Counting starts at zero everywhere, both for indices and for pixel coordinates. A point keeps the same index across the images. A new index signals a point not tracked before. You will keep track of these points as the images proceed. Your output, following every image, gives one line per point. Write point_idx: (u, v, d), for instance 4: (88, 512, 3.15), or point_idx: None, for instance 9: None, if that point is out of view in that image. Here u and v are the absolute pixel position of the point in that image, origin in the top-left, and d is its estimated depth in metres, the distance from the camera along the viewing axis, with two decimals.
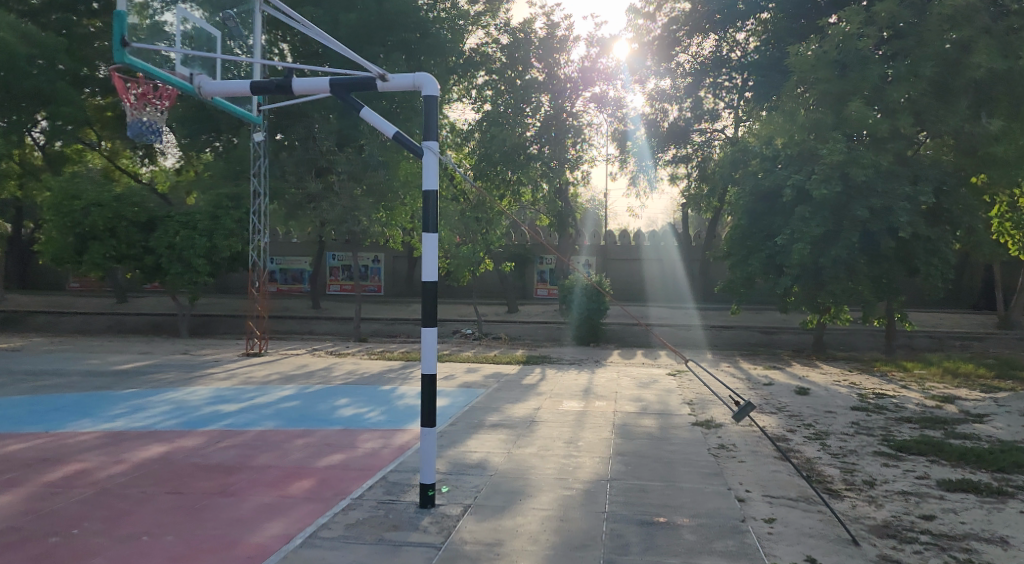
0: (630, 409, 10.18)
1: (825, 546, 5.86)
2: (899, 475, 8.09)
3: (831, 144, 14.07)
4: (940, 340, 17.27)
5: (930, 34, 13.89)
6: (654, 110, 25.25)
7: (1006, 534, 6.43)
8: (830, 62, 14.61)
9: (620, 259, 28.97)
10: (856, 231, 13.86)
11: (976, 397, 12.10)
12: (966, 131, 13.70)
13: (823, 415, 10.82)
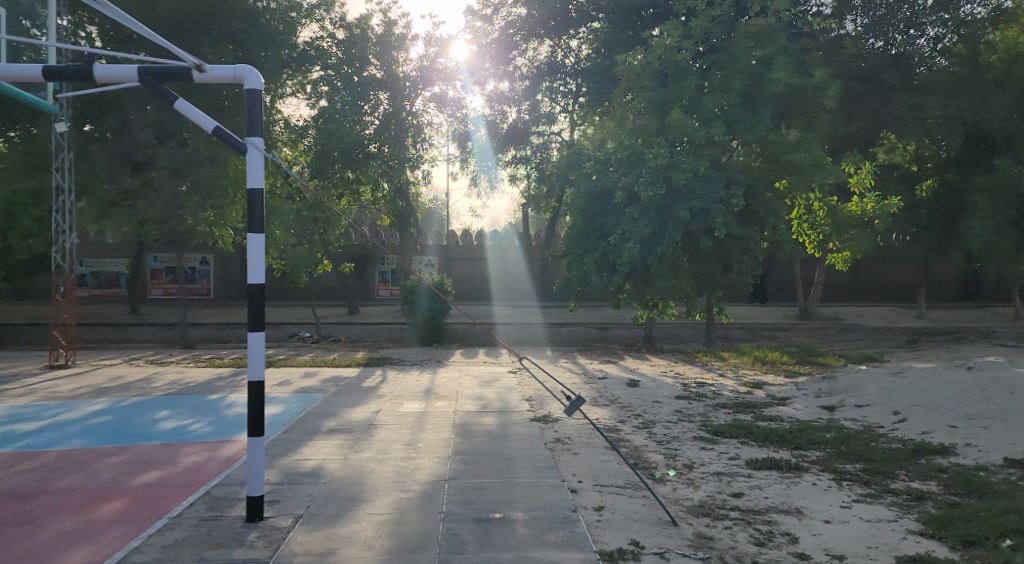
0: (470, 407, 10.28)
1: (648, 529, 6.23)
2: (714, 458, 8.76)
3: (656, 149, 14.95)
4: (753, 331, 18.89)
5: (739, 50, 15.19)
6: (494, 112, 25.36)
7: (801, 505, 7.16)
8: (653, 71, 15.60)
9: (463, 258, 29.15)
10: (679, 231, 14.84)
11: (781, 383, 13.36)
12: (771, 140, 15.09)
13: (651, 405, 11.50)
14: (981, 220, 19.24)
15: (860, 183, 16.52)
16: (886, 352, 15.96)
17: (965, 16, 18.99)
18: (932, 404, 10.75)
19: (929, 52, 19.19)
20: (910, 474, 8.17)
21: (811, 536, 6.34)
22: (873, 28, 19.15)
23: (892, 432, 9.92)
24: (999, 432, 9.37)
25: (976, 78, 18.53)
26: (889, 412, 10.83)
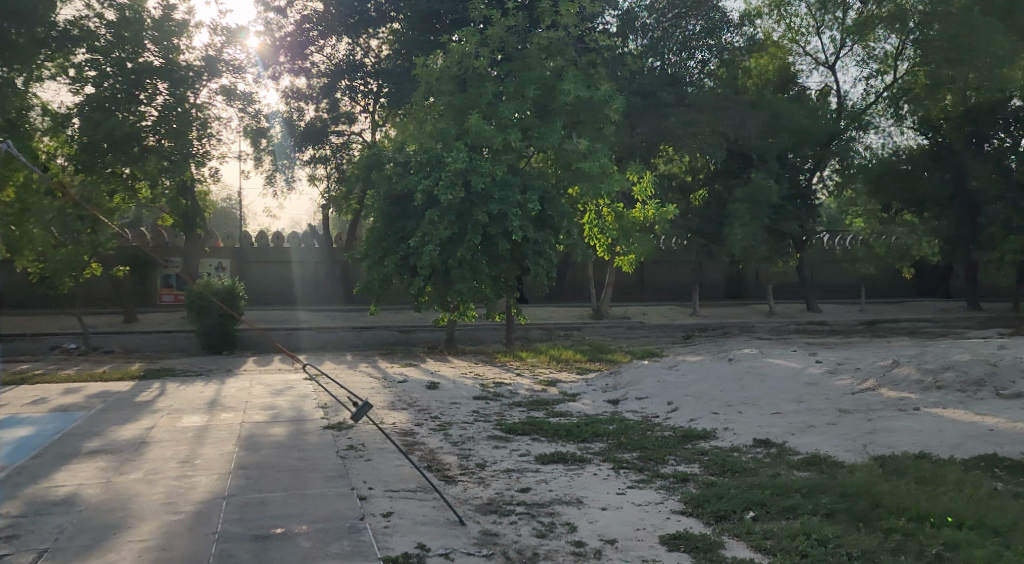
0: (259, 418, 9.77)
1: (434, 531, 6.25)
2: (505, 455, 9.02)
3: (455, 153, 15.15)
4: (550, 330, 19.74)
5: (533, 60, 15.71)
6: (290, 109, 24.64)
7: (581, 495, 7.58)
8: (452, 76, 15.85)
9: (259, 261, 27.67)
10: (477, 234, 15.15)
11: (573, 380, 14.07)
12: (563, 149, 15.90)
13: (449, 406, 11.59)
14: (741, 225, 21.75)
15: (642, 191, 17.87)
16: (666, 347, 17.38)
17: (727, 43, 21.11)
18: (699, 393, 11.87)
19: (698, 74, 20.99)
20: (677, 459, 8.97)
21: (589, 524, 6.73)
22: (652, 50, 20.54)
23: (665, 421, 10.81)
24: (752, 415, 10.57)
25: (734, 99, 20.91)
26: (664, 402, 11.80)
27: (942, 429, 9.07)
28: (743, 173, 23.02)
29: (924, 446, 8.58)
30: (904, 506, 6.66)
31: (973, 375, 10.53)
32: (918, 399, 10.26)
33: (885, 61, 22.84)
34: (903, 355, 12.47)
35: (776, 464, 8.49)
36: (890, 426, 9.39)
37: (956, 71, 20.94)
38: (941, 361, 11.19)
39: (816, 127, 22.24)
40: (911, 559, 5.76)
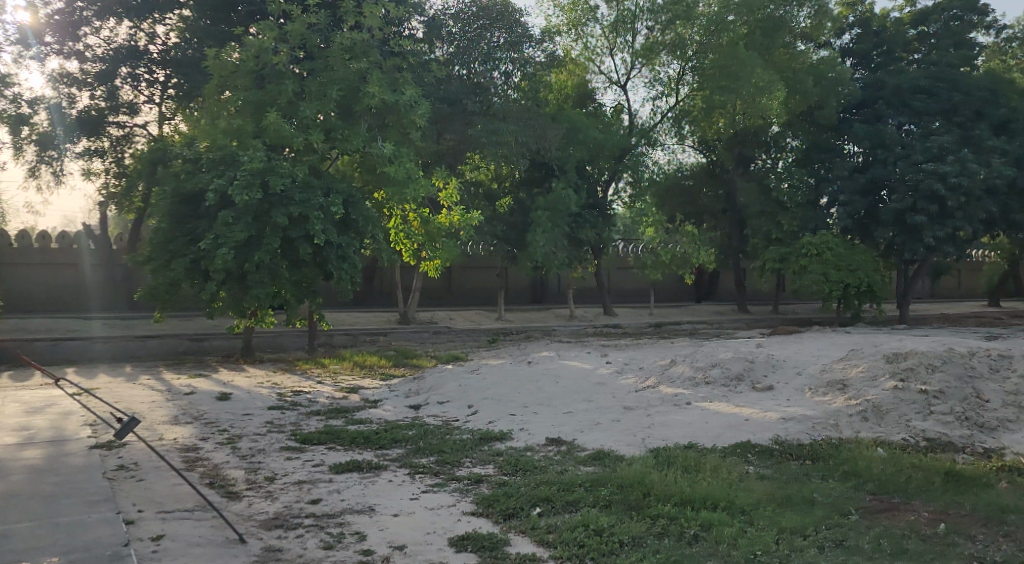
0: (10, 441, 8.66)
1: (210, 552, 5.88)
2: (298, 467, 8.71)
3: (251, 152, 14.44)
4: (355, 336, 19.42)
5: (335, 61, 15.38)
6: (58, 94, 22.03)
7: (373, 502, 7.51)
8: (248, 71, 15.15)
9: (21, 263, 24.66)
10: (276, 237, 14.54)
11: (375, 386, 13.92)
12: (366, 151, 15.68)
13: (240, 418, 10.99)
14: (542, 233, 22.59)
15: (448, 198, 18.07)
16: (470, 351, 17.70)
17: (528, 56, 21.63)
18: (498, 396, 12.21)
19: (502, 85, 21.39)
20: (472, 461, 9.16)
21: (379, 531, 6.68)
22: (458, 58, 20.86)
23: (464, 424, 10.99)
24: (545, 415, 11.05)
25: (535, 112, 21.76)
26: (465, 406, 12.01)
27: (708, 421, 10.06)
28: (545, 182, 24.04)
29: (692, 437, 9.46)
30: (670, 492, 7.31)
31: (734, 370, 11.76)
32: (690, 394, 11.30)
33: (669, 84, 24.34)
34: (679, 355, 13.66)
35: (565, 460, 8.95)
36: (665, 420, 10.24)
37: (725, 96, 22.85)
38: (709, 358, 12.38)
39: (610, 141, 23.70)
40: (673, 540, 6.37)
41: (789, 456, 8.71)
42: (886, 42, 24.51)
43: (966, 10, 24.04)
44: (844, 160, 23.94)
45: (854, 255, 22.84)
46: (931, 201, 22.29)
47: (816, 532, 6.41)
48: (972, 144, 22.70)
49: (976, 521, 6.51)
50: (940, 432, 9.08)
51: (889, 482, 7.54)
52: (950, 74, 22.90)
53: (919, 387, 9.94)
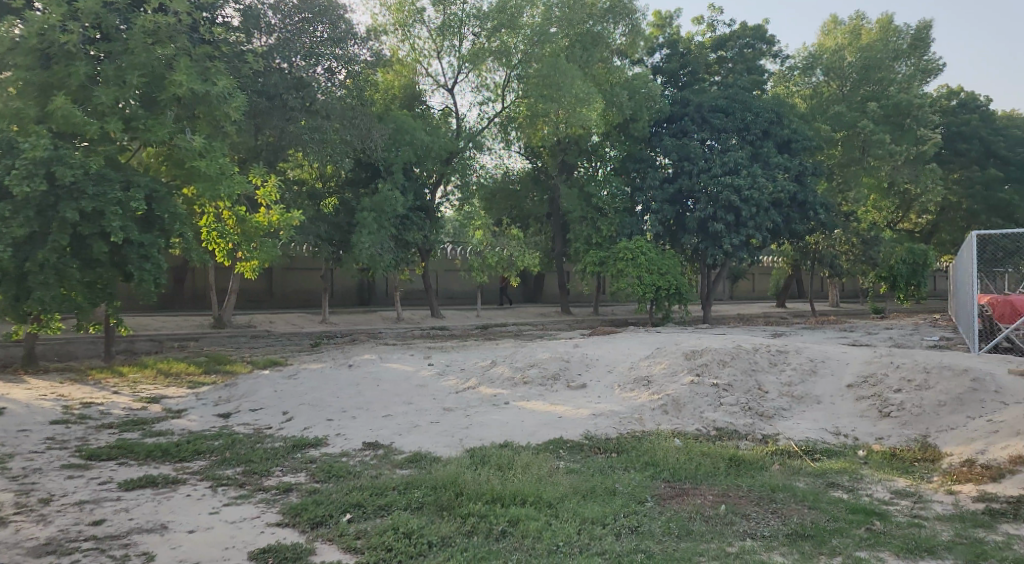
0: None
1: None
2: (80, 486, 7.91)
3: (33, 139, 12.96)
4: (161, 342, 18.08)
5: (137, 45, 14.15)
6: None
7: (167, 520, 6.98)
8: (31, 49, 13.60)
9: None
10: (65, 234, 13.17)
11: (180, 394, 12.99)
12: (173, 144, 14.59)
13: (15, 436, 9.83)
14: (368, 234, 22.14)
15: (266, 196, 17.25)
16: (289, 356, 17.05)
17: (354, 55, 21.30)
18: (314, 402, 11.83)
19: (327, 83, 20.81)
20: (283, 469, 8.77)
21: (170, 550, 6.21)
22: (278, 51, 19.74)
23: (277, 431, 10.53)
24: (363, 419, 10.84)
25: (361, 110, 21.46)
26: (278, 412, 11.50)
27: (523, 419, 10.34)
28: (370, 183, 23.75)
29: (507, 436, 9.67)
30: (481, 491, 7.40)
31: (551, 370, 12.19)
32: (508, 393, 11.57)
33: (495, 91, 24.84)
34: (498, 356, 13.94)
35: (380, 464, 8.81)
36: (482, 420, 10.40)
37: (547, 105, 23.64)
38: (527, 359, 12.73)
39: (436, 144, 23.75)
40: (482, 538, 6.46)
41: (597, 450, 9.14)
42: (690, 63, 26.64)
43: (757, 39, 26.65)
44: (655, 171, 25.61)
45: (665, 260, 24.50)
46: (728, 211, 24.44)
47: (614, 520, 6.77)
48: (761, 160, 25.14)
49: (750, 500, 7.19)
50: (728, 422, 9.96)
51: (681, 469, 8.15)
52: (742, 97, 25.20)
53: (712, 381, 10.86)
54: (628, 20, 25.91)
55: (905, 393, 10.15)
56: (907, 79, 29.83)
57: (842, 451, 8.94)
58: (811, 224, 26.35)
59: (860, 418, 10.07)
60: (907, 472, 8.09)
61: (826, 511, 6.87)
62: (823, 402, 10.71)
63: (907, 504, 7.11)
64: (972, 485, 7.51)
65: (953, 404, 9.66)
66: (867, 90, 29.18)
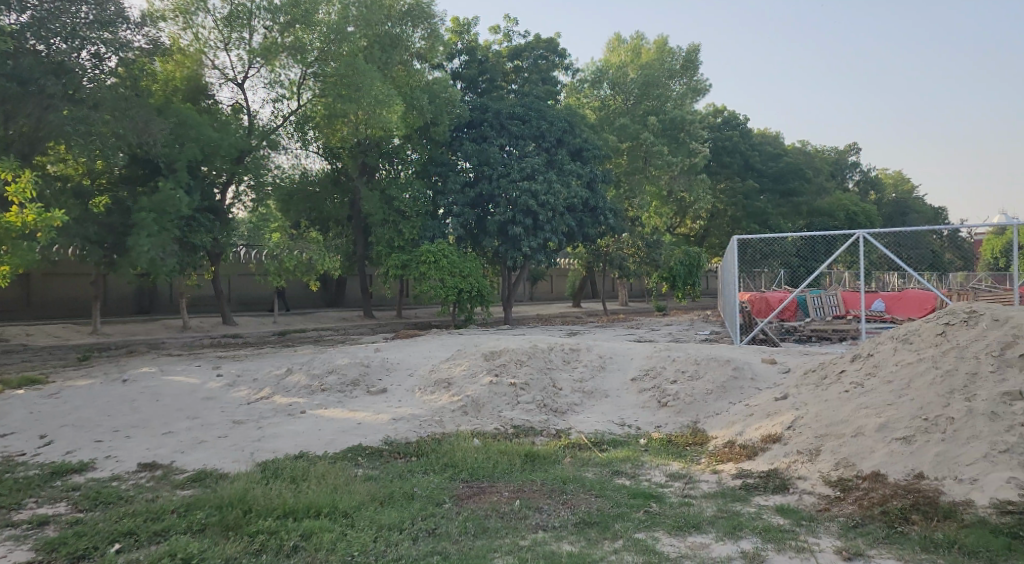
0: None
1: None
2: None
3: None
4: None
5: None
6: None
7: None
8: None
9: None
10: None
11: None
12: None
13: None
14: (147, 237, 20.32)
15: (20, 193, 15.21)
16: (52, 372, 15.17)
17: (125, 41, 19.45)
18: (80, 422, 10.60)
19: (94, 70, 18.86)
20: (38, 501, 7.75)
21: None
22: (32, 30, 17.53)
23: (33, 458, 9.31)
24: (139, 439, 9.89)
25: (136, 102, 19.68)
26: (34, 436, 10.17)
27: (320, 428, 9.97)
28: (149, 180, 21.84)
29: (302, 446, 9.28)
30: (271, 506, 7.01)
31: (349, 376, 11.89)
32: (304, 402, 11.12)
33: (289, 88, 23.78)
34: (294, 363, 13.35)
35: (158, 487, 8.05)
36: (275, 432, 9.89)
37: (346, 104, 23.06)
38: (325, 365, 12.32)
39: (225, 141, 22.30)
40: (271, 556, 6.12)
41: (396, 455, 9.03)
42: (488, 71, 27.29)
43: (550, 52, 28.00)
44: (456, 174, 26.01)
45: (467, 263, 24.90)
46: (527, 215, 25.37)
47: (411, 525, 6.70)
48: (556, 167, 26.45)
49: (543, 494, 7.45)
50: (524, 420, 10.30)
51: (479, 468, 8.27)
52: (538, 106, 26.37)
53: (510, 380, 11.16)
54: (427, 24, 25.89)
55: (680, 384, 11.07)
56: (680, 97, 32.80)
57: (627, 440, 9.57)
58: (602, 228, 28.04)
59: (641, 408, 10.85)
60: (680, 456, 8.84)
61: (610, 497, 7.31)
62: (610, 396, 11.38)
63: (680, 485, 7.76)
64: (731, 464, 8.36)
65: (719, 391, 10.71)
66: (648, 105, 31.74)
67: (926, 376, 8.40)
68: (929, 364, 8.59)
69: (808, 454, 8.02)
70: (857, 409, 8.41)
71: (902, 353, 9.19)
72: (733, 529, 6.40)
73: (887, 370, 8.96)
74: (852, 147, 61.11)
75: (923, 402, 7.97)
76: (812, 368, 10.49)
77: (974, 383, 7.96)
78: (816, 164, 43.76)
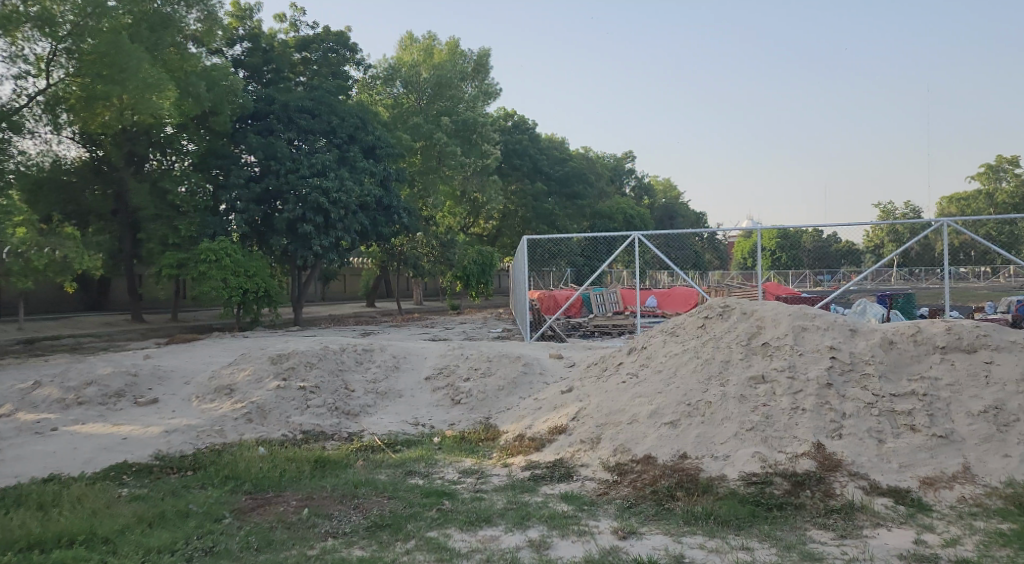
0: None
1: None
2: None
3: None
4: None
5: None
6: None
7: None
8: None
9: None
10: None
11: None
12: None
13: None
14: None
15: None
16: None
17: None
18: None
19: None
20: None
21: None
22: None
23: None
24: None
25: None
26: None
27: (76, 446, 8.90)
28: None
29: (54, 468, 8.22)
30: (13, 540, 6.12)
31: (113, 387, 10.74)
32: (56, 418, 9.89)
33: (35, 64, 20.84)
34: (44, 375, 11.82)
35: None
36: (20, 454, 8.67)
37: (108, 87, 20.56)
38: (83, 376, 11.03)
39: None
40: None
41: (169, 470, 8.29)
42: (274, 60, 26.06)
43: (340, 45, 27.38)
44: (240, 168, 24.60)
45: (252, 262, 23.55)
46: (317, 212, 24.56)
47: (185, 545, 6.18)
48: (347, 164, 25.89)
49: (333, 500, 7.23)
50: (314, 424, 9.93)
51: (264, 478, 7.84)
52: (328, 101, 25.73)
53: (298, 384, 10.72)
54: (202, 6, 24.02)
55: (472, 381, 11.29)
56: (472, 99, 33.50)
57: (420, 440, 9.57)
58: (396, 227, 27.86)
59: (435, 407, 10.92)
60: (472, 452, 9.00)
61: (403, 498, 7.27)
62: (404, 395, 11.31)
63: (471, 480, 7.90)
64: (520, 457, 8.67)
65: (509, 386, 11.06)
66: (441, 106, 32.18)
67: (688, 365, 9.28)
68: (691, 354, 9.50)
69: (589, 442, 8.52)
70: (632, 398, 9.10)
71: (670, 344, 10.08)
72: (521, 520, 6.62)
73: (657, 361, 9.79)
74: (628, 155, 66.23)
75: (687, 389, 8.80)
76: (592, 362, 11.18)
77: (728, 368, 8.94)
78: (597, 169, 46.98)
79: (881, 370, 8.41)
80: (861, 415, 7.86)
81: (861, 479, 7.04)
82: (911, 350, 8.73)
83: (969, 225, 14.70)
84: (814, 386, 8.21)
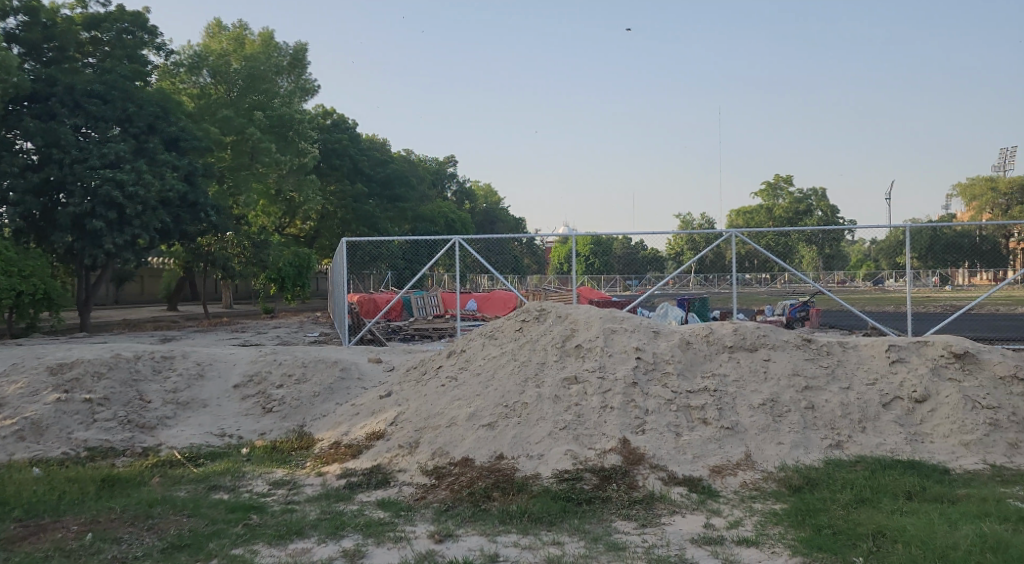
0: None
1: None
2: None
3: None
4: None
5: None
6: None
7: None
8: None
9: None
10: None
11: None
12: None
13: None
14: None
15: None
16: None
17: None
18: None
19: None
20: None
21: None
22: None
23: None
24: None
25: None
26: None
27: None
28: None
29: None
30: None
31: None
32: None
33: None
34: None
35: None
36: None
37: None
38: None
39: None
40: None
41: None
42: (57, 38, 23.35)
43: (136, 27, 25.25)
44: (13, 155, 21.89)
45: (29, 261, 21.00)
46: (110, 207, 22.45)
47: None
48: (147, 156, 24.14)
49: (123, 522, 6.59)
50: (101, 440, 9.02)
51: (39, 503, 6.98)
52: (123, 86, 23.69)
53: (83, 396, 9.71)
54: None
55: (286, 388, 10.79)
56: (288, 95, 32.23)
57: (225, 452, 8.99)
58: (204, 226, 26.05)
59: (244, 416, 10.31)
60: (283, 463, 8.59)
61: (205, 515, 6.78)
62: (209, 405, 10.58)
63: (283, 492, 7.53)
64: (335, 465, 8.40)
65: (325, 393, 10.70)
66: (254, 99, 30.61)
67: (506, 367, 9.48)
68: (509, 357, 9.72)
69: (407, 447, 8.44)
70: (451, 401, 9.14)
71: (488, 347, 10.25)
72: (335, 530, 6.41)
73: (476, 364, 9.91)
74: (450, 159, 66.81)
75: (504, 391, 8.98)
76: (413, 366, 11.09)
77: (543, 370, 9.24)
78: (419, 172, 46.92)
79: (679, 369, 9.07)
80: (661, 411, 8.44)
81: (661, 470, 7.55)
82: (704, 350, 9.49)
83: (753, 237, 16.31)
84: (621, 385, 8.69)
